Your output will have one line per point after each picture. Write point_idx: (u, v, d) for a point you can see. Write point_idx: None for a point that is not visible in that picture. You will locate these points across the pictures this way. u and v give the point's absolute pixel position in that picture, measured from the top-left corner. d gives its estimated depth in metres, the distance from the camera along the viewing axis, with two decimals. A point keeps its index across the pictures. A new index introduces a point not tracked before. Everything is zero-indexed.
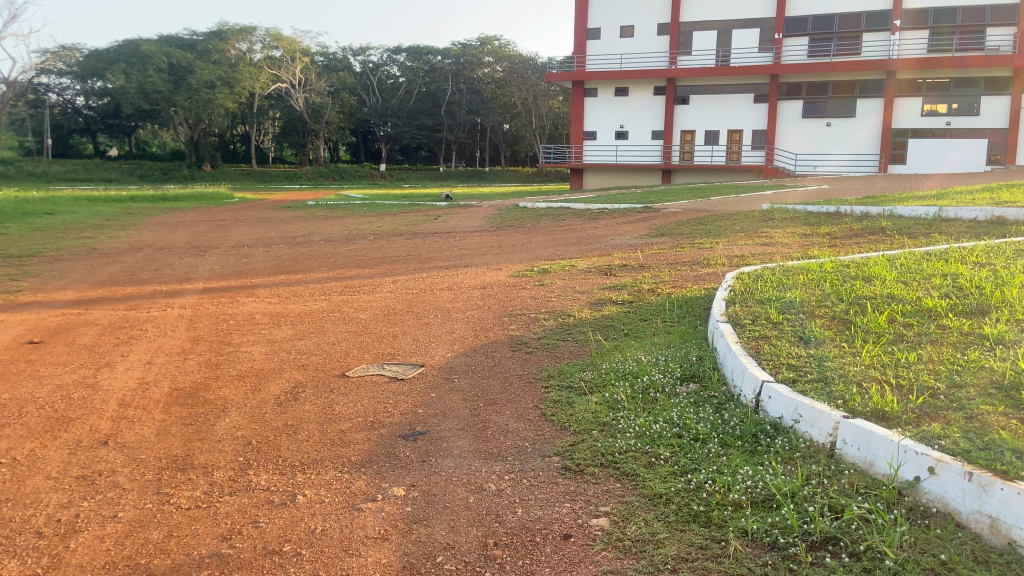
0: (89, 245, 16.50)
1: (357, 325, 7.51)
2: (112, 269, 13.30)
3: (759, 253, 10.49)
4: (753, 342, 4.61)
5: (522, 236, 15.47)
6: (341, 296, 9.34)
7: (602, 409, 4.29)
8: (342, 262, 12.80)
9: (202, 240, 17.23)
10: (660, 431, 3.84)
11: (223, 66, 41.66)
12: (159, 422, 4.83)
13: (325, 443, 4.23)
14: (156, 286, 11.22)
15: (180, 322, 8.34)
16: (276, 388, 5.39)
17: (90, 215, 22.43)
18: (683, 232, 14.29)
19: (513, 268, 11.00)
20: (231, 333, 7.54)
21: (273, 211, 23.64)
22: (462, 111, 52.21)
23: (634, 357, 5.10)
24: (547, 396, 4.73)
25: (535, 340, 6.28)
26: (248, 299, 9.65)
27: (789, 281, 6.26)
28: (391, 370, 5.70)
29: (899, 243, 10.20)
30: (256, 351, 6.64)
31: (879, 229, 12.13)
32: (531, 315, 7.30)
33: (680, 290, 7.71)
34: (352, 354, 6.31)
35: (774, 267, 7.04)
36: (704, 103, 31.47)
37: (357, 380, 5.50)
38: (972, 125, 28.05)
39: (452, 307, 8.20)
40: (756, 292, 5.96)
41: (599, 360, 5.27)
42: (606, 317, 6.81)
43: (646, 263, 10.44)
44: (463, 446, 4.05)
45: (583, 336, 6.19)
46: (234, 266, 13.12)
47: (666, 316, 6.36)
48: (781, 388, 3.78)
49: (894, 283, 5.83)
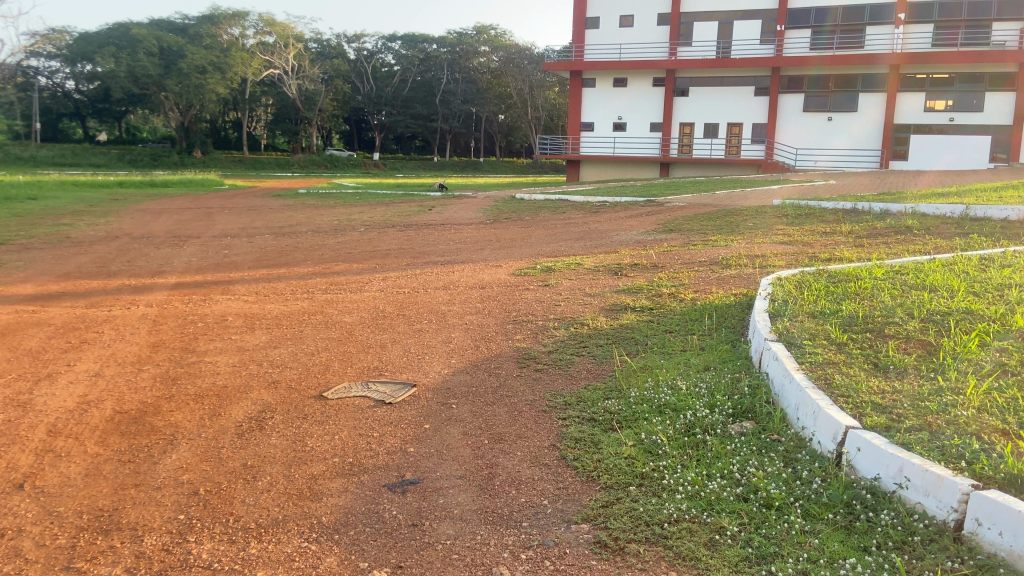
0: (64, 232, 15.54)
1: (341, 331, 6.62)
2: (83, 259, 12.37)
3: (781, 253, 9.67)
4: (820, 370, 3.77)
5: (521, 230, 14.61)
6: (324, 296, 8.45)
7: (642, 455, 3.44)
8: (328, 256, 11.89)
9: (184, 229, 16.31)
10: (718, 491, 2.99)
11: (214, 51, 40.33)
12: (91, 459, 3.97)
13: (290, 496, 3.36)
14: (125, 280, 10.32)
15: (142, 323, 7.44)
16: (238, 413, 4.52)
17: (73, 200, 21.47)
18: (693, 228, 13.42)
19: (514, 265, 10.16)
20: (196, 338, 6.64)
21: (262, 199, 22.68)
22: (457, 100, 51.04)
23: (671, 382, 4.25)
24: (565, 431, 3.88)
25: (544, 355, 5.43)
26: (222, 297, 8.75)
27: (839, 291, 5.39)
28: (378, 391, 4.82)
29: (934, 243, 9.40)
30: (222, 362, 5.74)
31: (906, 228, 11.28)
32: (538, 323, 6.42)
33: (705, 294, 6.86)
34: (333, 368, 5.44)
35: (814, 273, 6.19)
36: (704, 94, 30.58)
37: (336, 404, 4.62)
38: (977, 121, 27.19)
39: (448, 311, 7.32)
40: (804, 304, 5.10)
41: (625, 384, 4.41)
42: (626, 328, 5.93)
43: (659, 262, 9.60)
44: (464, 505, 3.19)
45: (604, 351, 5.34)
46: (212, 258, 12.20)
47: (695, 329, 5.54)
48: (874, 438, 2.94)
49: (965, 295, 4.94)
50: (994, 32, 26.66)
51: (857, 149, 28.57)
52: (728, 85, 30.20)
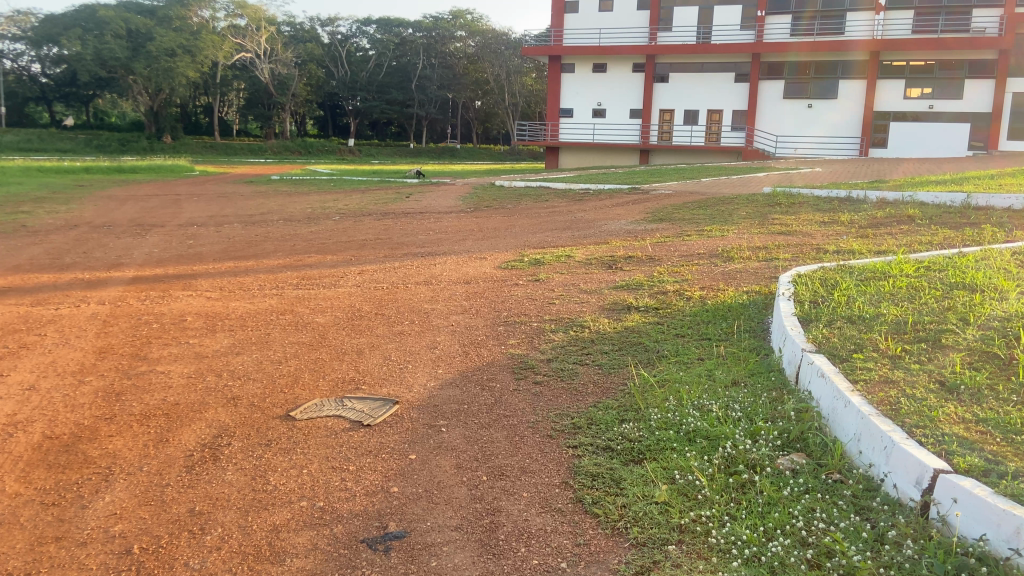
0: (19, 220, 14.61)
1: (312, 334, 5.93)
2: (37, 250, 11.54)
3: (783, 244, 9.14)
4: (880, 392, 3.19)
5: (504, 219, 13.98)
6: (295, 293, 7.73)
7: (677, 501, 2.83)
8: (300, 247, 11.13)
9: (149, 217, 15.44)
10: (782, 556, 2.40)
11: (184, 34, 38.91)
12: (7, 501, 3.29)
13: (246, 556, 2.72)
14: (78, 273, 9.50)
15: (90, 324, 6.69)
16: (191, 438, 3.87)
17: (37, 186, 20.46)
18: (684, 218, 12.84)
19: (500, 258, 9.52)
20: (150, 343, 5.91)
21: (234, 186, 21.77)
22: (433, 86, 50.07)
23: (697, 403, 3.66)
24: (578, 465, 3.26)
25: (544, 363, 4.82)
26: (181, 294, 7.97)
27: (871, 290, 4.85)
28: (354, 409, 4.17)
29: (941, 234, 8.91)
30: (175, 373, 5.04)
31: (907, 218, 10.80)
32: (532, 325, 5.79)
33: (714, 292, 6.26)
34: (303, 380, 4.77)
35: (834, 269, 5.65)
36: (685, 80, 30.01)
37: (305, 426, 3.96)
38: (957, 108, 26.92)
39: (431, 310, 6.65)
40: (837, 306, 4.51)
41: (643, 404, 3.80)
42: (632, 331, 5.32)
43: (654, 255, 9.01)
44: (463, 570, 2.57)
45: (612, 360, 4.73)
46: (177, 249, 11.42)
47: (714, 333, 4.95)
48: (973, 487, 2.36)
49: (1016, 297, 4.40)
50: (975, 19, 26.34)
51: (839, 137, 28.22)
52: (708, 71, 29.66)
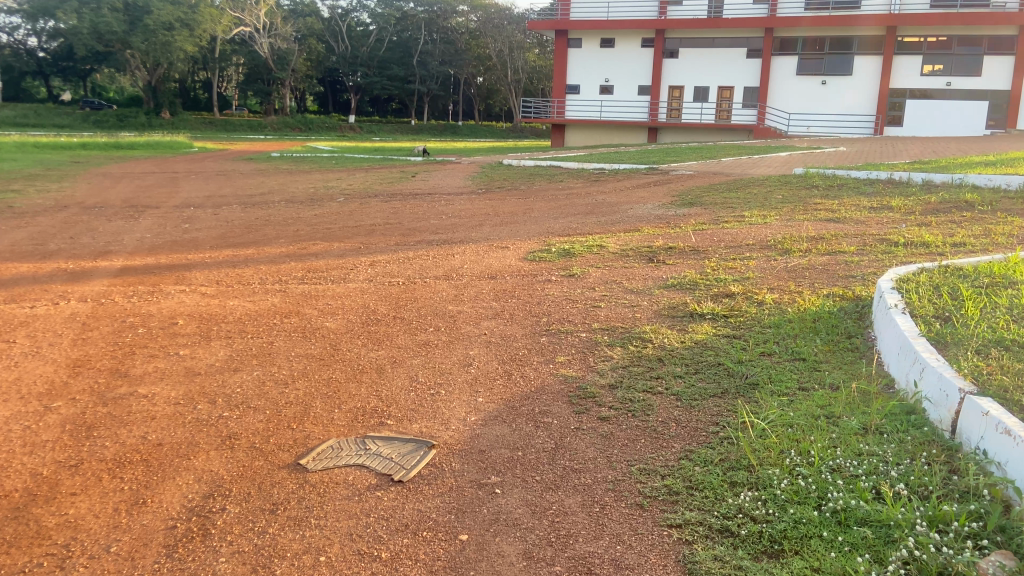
0: (6, 200, 13.72)
1: (324, 344, 5.07)
2: (22, 233, 10.69)
3: (840, 233, 8.27)
4: None
5: (520, 202, 13.06)
6: (300, 289, 6.87)
7: None
8: (304, 233, 10.28)
9: (144, 197, 14.55)
10: None
11: (183, 7, 37.34)
12: None
13: None
14: (62, 263, 8.62)
15: (68, 327, 5.84)
16: (178, 499, 3.02)
17: (31, 162, 19.58)
18: (715, 201, 11.93)
19: (525, 247, 8.65)
20: (133, 355, 5.04)
21: (233, 163, 20.90)
22: (435, 61, 48.75)
23: (834, 464, 2.82)
24: (694, 559, 2.42)
25: (606, 391, 3.95)
26: (173, 289, 7.12)
27: (1007, 302, 3.98)
28: (382, 457, 3.30)
29: (1012, 224, 8.03)
30: (161, 398, 4.17)
31: (965, 204, 9.87)
32: (579, 336, 4.91)
33: (789, 296, 5.37)
34: (314, 411, 3.90)
35: (943, 273, 4.74)
36: (695, 56, 28.83)
37: (321, 482, 3.10)
38: (977, 86, 25.87)
39: (458, 312, 5.78)
40: (976, 327, 3.63)
41: (756, 460, 2.95)
42: (705, 348, 4.43)
43: (698, 245, 8.11)
44: None
45: (692, 388, 3.85)
46: (170, 234, 10.56)
47: (814, 355, 4.08)
48: None
49: None
50: None
51: (858, 115, 27.13)
52: (720, 47, 28.51)
